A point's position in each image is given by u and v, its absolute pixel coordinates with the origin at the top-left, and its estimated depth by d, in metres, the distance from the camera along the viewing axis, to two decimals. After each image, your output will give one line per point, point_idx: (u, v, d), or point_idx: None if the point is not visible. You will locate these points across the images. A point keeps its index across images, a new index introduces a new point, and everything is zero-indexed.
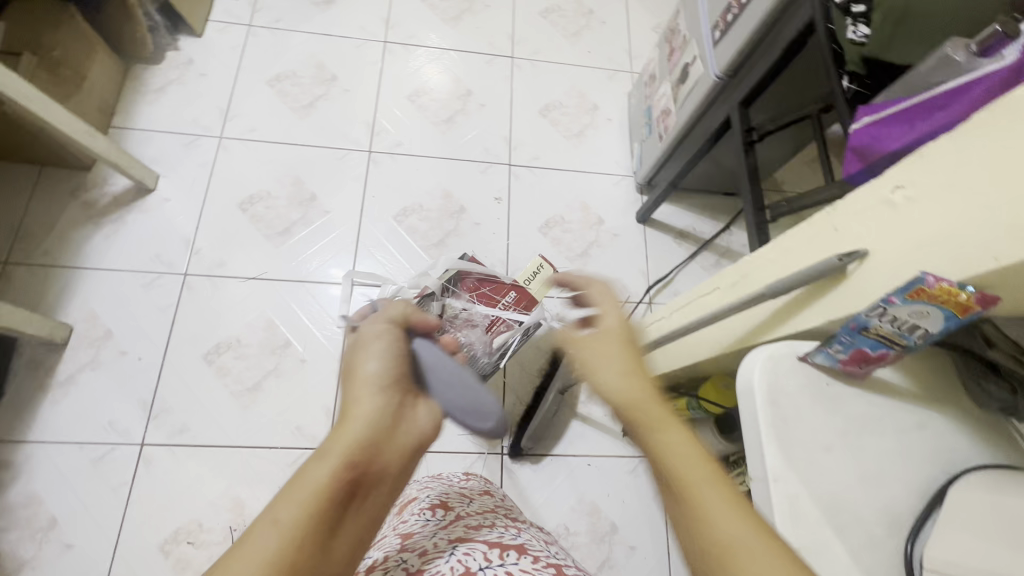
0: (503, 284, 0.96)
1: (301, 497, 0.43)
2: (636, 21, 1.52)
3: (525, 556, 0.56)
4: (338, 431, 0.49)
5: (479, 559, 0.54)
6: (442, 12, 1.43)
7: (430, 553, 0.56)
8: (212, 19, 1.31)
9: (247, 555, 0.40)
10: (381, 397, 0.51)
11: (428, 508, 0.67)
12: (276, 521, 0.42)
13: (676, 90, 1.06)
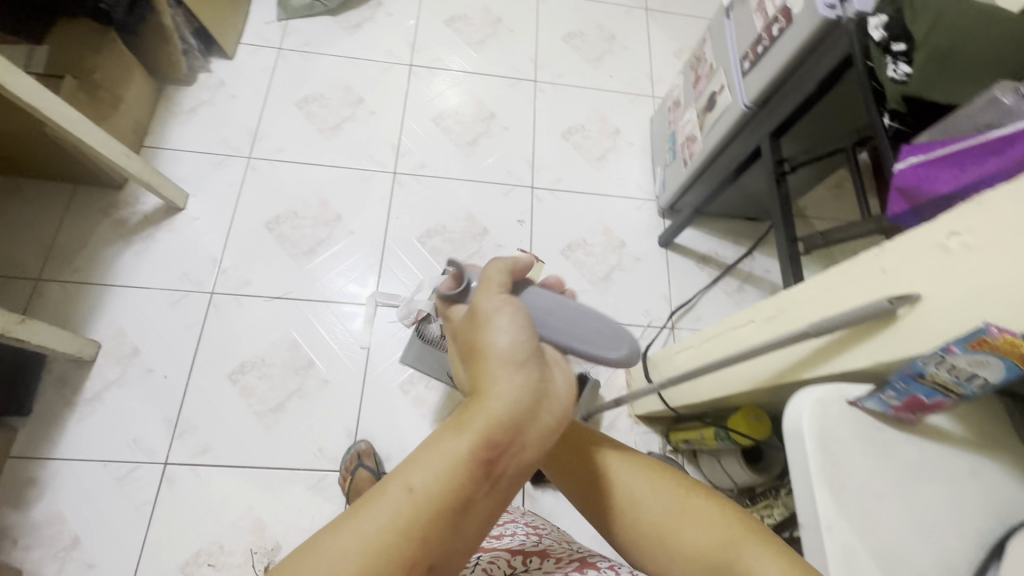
0: None
1: (424, 472, 0.36)
2: (657, 46, 1.54)
3: (548, 559, 0.54)
4: (475, 399, 0.39)
5: (501, 563, 0.52)
6: (467, 37, 1.46)
7: None
8: (244, 43, 1.34)
9: (375, 511, 0.35)
10: (519, 369, 0.40)
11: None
12: (396, 497, 0.35)
13: (702, 117, 1.07)
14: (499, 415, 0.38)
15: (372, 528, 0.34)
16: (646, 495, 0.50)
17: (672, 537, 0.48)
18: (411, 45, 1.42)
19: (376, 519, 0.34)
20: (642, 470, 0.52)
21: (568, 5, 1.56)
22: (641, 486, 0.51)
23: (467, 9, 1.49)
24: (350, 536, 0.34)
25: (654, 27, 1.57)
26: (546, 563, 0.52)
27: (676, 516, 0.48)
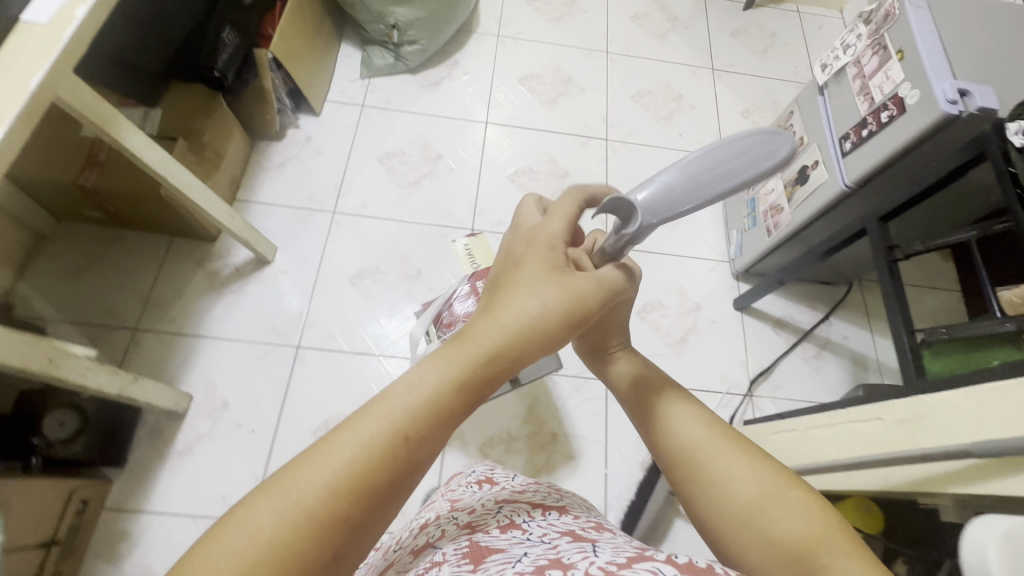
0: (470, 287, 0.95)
1: (410, 406, 0.38)
2: (725, 107, 1.56)
3: (566, 515, 0.57)
4: (476, 342, 0.41)
5: (524, 514, 0.56)
6: (540, 95, 1.50)
7: (479, 511, 0.58)
8: (329, 99, 1.40)
9: (359, 430, 0.36)
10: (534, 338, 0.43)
11: (474, 483, 0.70)
12: (385, 425, 0.37)
13: (789, 189, 1.07)
14: (491, 366, 0.41)
15: (357, 449, 0.36)
16: (734, 470, 0.45)
17: (762, 521, 0.43)
18: (487, 103, 1.46)
19: (363, 439, 0.36)
20: (736, 447, 0.47)
21: (636, 65, 1.59)
22: (728, 461, 0.46)
23: (539, 69, 1.54)
24: (332, 456, 0.35)
25: (720, 87, 1.60)
26: (564, 517, 0.56)
27: (772, 498, 0.43)
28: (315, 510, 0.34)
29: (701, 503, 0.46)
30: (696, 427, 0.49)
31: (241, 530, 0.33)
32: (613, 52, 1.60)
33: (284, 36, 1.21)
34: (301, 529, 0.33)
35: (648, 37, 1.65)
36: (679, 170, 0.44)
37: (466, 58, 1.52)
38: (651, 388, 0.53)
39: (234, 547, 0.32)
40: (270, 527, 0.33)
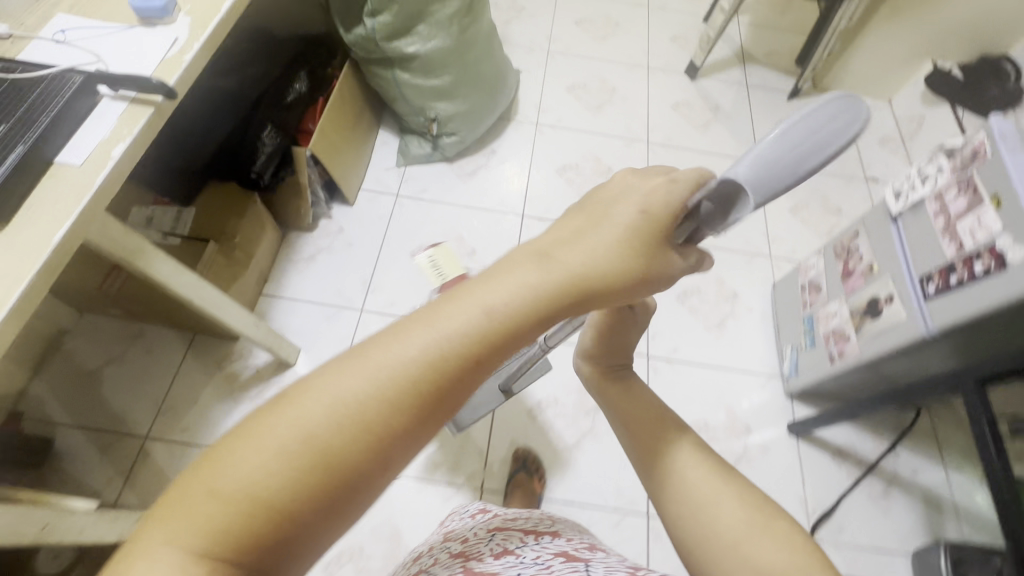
0: None
1: (480, 320, 0.33)
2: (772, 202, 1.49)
3: (558, 538, 0.63)
4: (554, 255, 0.37)
5: (515, 542, 0.62)
6: (579, 187, 1.45)
7: (472, 540, 0.66)
8: (363, 187, 1.37)
9: (419, 341, 0.33)
10: (616, 271, 0.37)
11: (469, 512, 0.81)
12: (444, 338, 0.33)
13: (858, 319, 0.97)
14: (573, 285, 0.36)
15: (419, 358, 0.32)
16: (720, 496, 0.42)
17: (745, 548, 0.39)
18: (524, 194, 1.42)
19: (423, 349, 0.33)
20: (729, 485, 0.43)
21: (677, 157, 1.55)
22: (722, 494, 0.42)
23: (578, 159, 1.50)
24: (388, 366, 0.32)
25: None
26: (558, 540, 0.62)
27: (761, 534, 0.40)
28: (369, 418, 0.31)
29: (684, 524, 0.43)
30: (692, 460, 0.45)
31: (288, 426, 0.30)
32: (654, 143, 1.57)
33: (326, 130, 1.20)
34: (354, 435, 0.31)
35: (690, 127, 1.61)
36: (779, 140, 0.37)
37: (504, 147, 1.49)
38: (649, 413, 0.51)
39: (283, 445, 0.30)
40: (321, 430, 0.30)
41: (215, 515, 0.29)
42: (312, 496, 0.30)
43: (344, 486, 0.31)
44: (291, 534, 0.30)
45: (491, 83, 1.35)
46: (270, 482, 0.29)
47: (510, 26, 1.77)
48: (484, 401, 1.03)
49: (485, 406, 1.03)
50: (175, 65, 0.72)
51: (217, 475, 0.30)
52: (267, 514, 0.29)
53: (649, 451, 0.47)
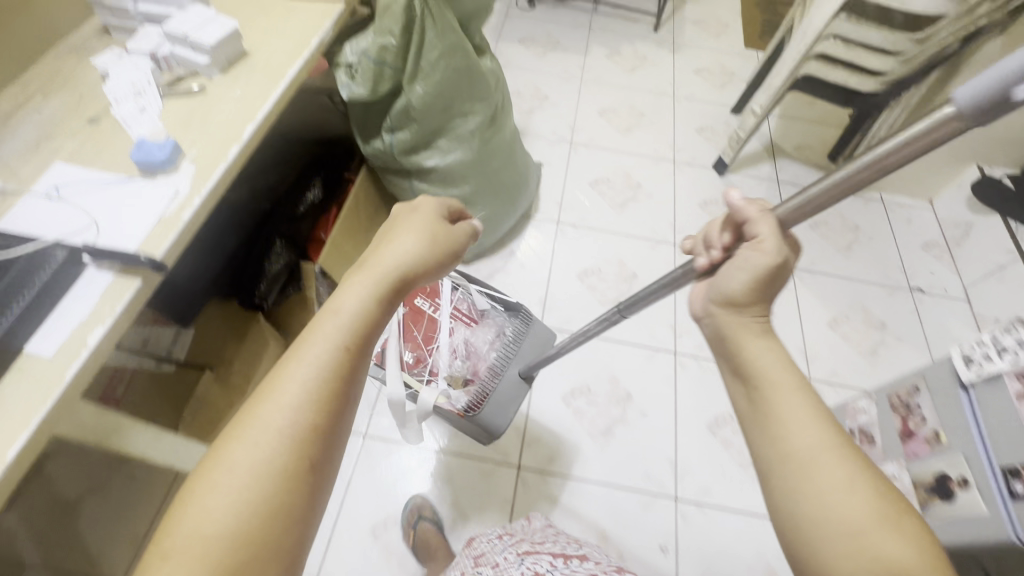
0: (423, 318, 1.11)
1: (333, 338, 0.48)
2: (810, 314, 1.39)
3: (587, 562, 0.74)
4: (369, 267, 0.55)
5: (545, 565, 0.72)
6: (602, 294, 1.37)
7: (503, 564, 0.76)
8: None
9: (300, 361, 0.47)
10: (418, 262, 0.57)
11: (494, 536, 0.89)
12: (312, 362, 0.47)
13: (925, 495, 0.84)
14: (391, 280, 0.54)
15: (301, 381, 0.46)
16: (845, 484, 0.43)
17: (868, 537, 0.41)
18: (543, 302, 1.34)
19: (298, 376, 0.46)
20: (848, 466, 0.44)
21: None
22: (838, 479, 0.43)
23: (601, 263, 1.43)
24: (286, 390, 0.46)
25: (803, 290, 1.43)
26: (586, 564, 0.73)
27: (877, 525, 0.41)
28: (281, 438, 0.44)
29: (797, 501, 0.44)
30: (808, 432, 0.46)
31: (232, 465, 0.43)
32: (680, 244, 1.49)
33: (336, 243, 1.14)
34: (277, 451, 0.44)
35: None
36: None
37: (523, 248, 1.43)
38: (776, 380, 0.49)
39: (224, 483, 0.42)
40: (256, 458, 0.43)
41: (187, 560, 0.39)
42: (265, 510, 0.42)
43: (284, 493, 0.43)
44: (273, 533, 0.42)
45: (512, 187, 1.30)
46: (238, 506, 0.42)
47: (532, 117, 1.74)
48: (511, 397, 1.09)
49: (513, 403, 1.09)
50: (171, 225, 0.67)
51: (184, 536, 0.40)
52: (244, 530, 0.41)
53: (767, 423, 0.47)
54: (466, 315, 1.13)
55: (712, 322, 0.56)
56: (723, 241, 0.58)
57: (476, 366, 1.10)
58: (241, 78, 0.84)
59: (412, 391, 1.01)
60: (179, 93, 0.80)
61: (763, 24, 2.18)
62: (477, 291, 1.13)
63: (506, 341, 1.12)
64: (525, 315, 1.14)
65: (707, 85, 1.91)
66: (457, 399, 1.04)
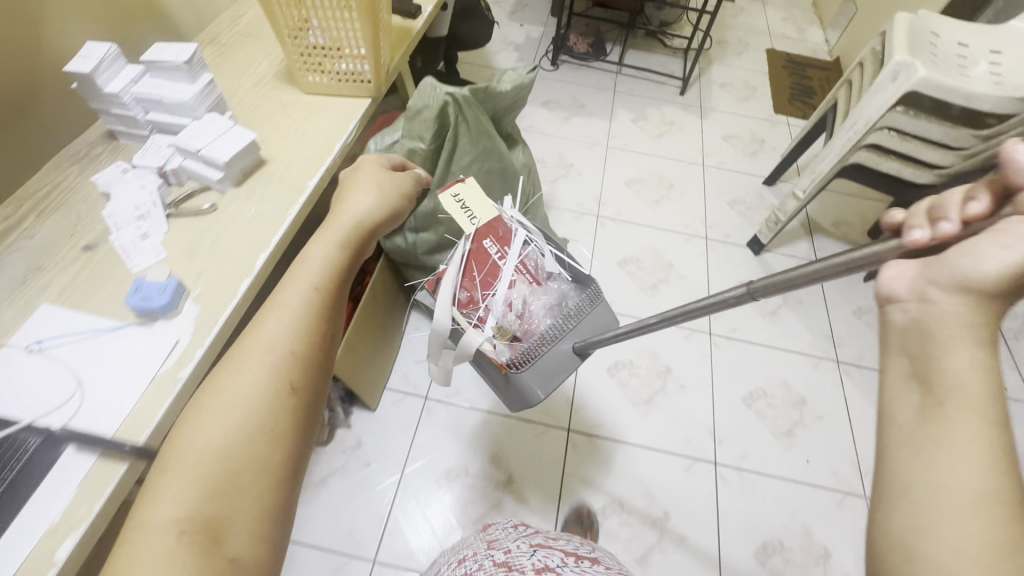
0: (483, 249, 0.85)
1: (310, 280, 0.51)
2: (860, 418, 1.28)
3: (596, 564, 0.73)
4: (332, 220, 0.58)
5: (556, 560, 0.71)
6: (634, 392, 1.27)
7: (515, 553, 0.73)
8: (389, 387, 1.22)
9: (280, 301, 0.50)
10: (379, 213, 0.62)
11: (511, 527, 0.85)
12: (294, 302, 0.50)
13: None
14: (354, 231, 0.59)
15: (282, 316, 0.49)
16: (994, 546, 0.30)
17: None
18: (570, 400, 1.24)
19: (280, 315, 0.49)
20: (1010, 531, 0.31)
21: (744, 352, 1.36)
22: (984, 534, 0.30)
23: (632, 354, 1.33)
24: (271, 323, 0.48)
25: (850, 388, 1.33)
26: (595, 565, 0.72)
27: None
28: (267, 365, 0.46)
29: (909, 530, 0.32)
30: (973, 470, 0.32)
31: (223, 394, 0.45)
32: (716, 333, 1.38)
33: (350, 344, 1.05)
34: (265, 375, 0.46)
35: (757, 315, 1.43)
36: None
37: None
38: (972, 398, 0.34)
39: (218, 410, 0.44)
40: (246, 385, 0.45)
41: (185, 479, 0.41)
42: (259, 427, 0.44)
43: (274, 413, 0.45)
44: (268, 449, 0.44)
45: None
46: (233, 430, 0.43)
47: (557, 187, 1.67)
48: (554, 366, 0.86)
49: (559, 375, 0.86)
50: (167, 387, 0.58)
51: (181, 461, 0.42)
52: (239, 447, 0.43)
53: (927, 439, 0.34)
54: (530, 273, 0.87)
55: (919, 309, 0.38)
56: (969, 211, 0.36)
57: (527, 326, 0.86)
58: (256, 192, 0.76)
59: (457, 327, 0.82)
60: (187, 212, 0.72)
61: (792, 89, 2.13)
62: (551, 255, 0.90)
63: (567, 312, 0.88)
64: (595, 294, 0.89)
65: (737, 154, 1.84)
66: (501, 350, 0.83)
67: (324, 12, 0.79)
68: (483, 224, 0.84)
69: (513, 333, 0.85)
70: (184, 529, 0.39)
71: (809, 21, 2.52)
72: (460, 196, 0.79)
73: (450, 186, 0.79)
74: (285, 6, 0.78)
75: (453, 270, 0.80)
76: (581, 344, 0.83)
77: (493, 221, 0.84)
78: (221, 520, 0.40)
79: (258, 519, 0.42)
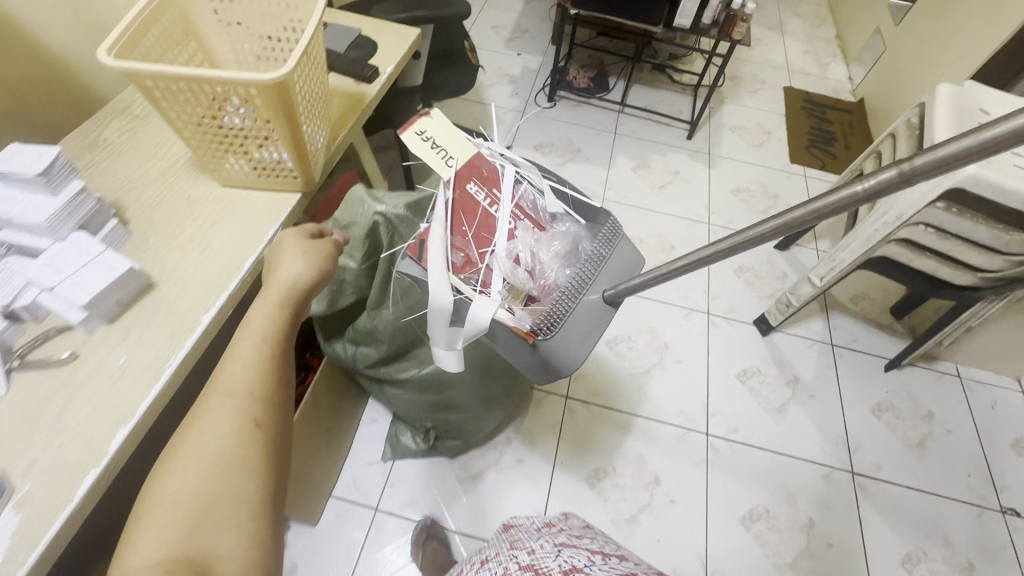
0: (465, 196, 0.61)
1: (259, 328, 0.52)
2: (877, 545, 1.11)
3: (621, 563, 0.65)
4: (269, 284, 0.57)
5: (583, 560, 0.64)
6: (616, 508, 1.11)
7: (538, 554, 0.69)
8: (334, 496, 1.08)
9: (237, 346, 0.50)
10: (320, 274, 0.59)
11: (533, 527, 0.80)
12: (250, 345, 0.51)
13: None
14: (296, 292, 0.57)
15: (243, 358, 0.49)
16: None
17: None
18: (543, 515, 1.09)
19: (234, 359, 0.49)
20: None
21: (746, 459, 1.19)
22: None
23: (616, 460, 1.17)
24: (233, 363, 0.49)
25: (867, 507, 1.15)
26: (619, 563, 0.65)
27: None
28: (230, 404, 0.46)
29: None
30: None
31: (192, 437, 0.45)
32: (714, 434, 1.22)
33: None
34: (229, 414, 0.46)
35: (762, 412, 1.26)
36: None
37: (521, 434, 1.18)
38: None
39: (188, 455, 0.44)
40: (215, 424, 0.45)
41: (162, 522, 0.40)
42: (233, 461, 0.44)
43: (245, 449, 0.45)
44: (248, 482, 0.44)
45: (514, 385, 1.03)
46: (205, 468, 0.43)
47: None
48: (588, 336, 0.59)
49: (595, 335, 0.59)
50: None
51: (156, 507, 0.41)
52: (214, 483, 0.42)
53: None
54: (531, 216, 0.64)
55: None
56: None
57: (541, 284, 0.60)
58: (132, 332, 0.61)
59: (459, 298, 0.57)
60: (37, 364, 0.57)
61: (811, 133, 1.95)
62: (549, 188, 0.66)
63: (581, 258, 0.62)
64: (614, 226, 0.65)
65: (747, 211, 1.67)
66: (521, 316, 0.57)
67: (228, 107, 0.63)
68: (462, 167, 0.61)
69: (526, 293, 0.60)
70: (168, 570, 0.38)
71: (832, 55, 2.33)
72: (422, 128, 0.59)
73: (410, 123, 0.58)
74: (176, 105, 0.62)
75: (438, 223, 0.57)
76: (612, 291, 0.58)
77: (472, 158, 0.61)
78: (205, 555, 0.40)
79: (247, 548, 0.41)
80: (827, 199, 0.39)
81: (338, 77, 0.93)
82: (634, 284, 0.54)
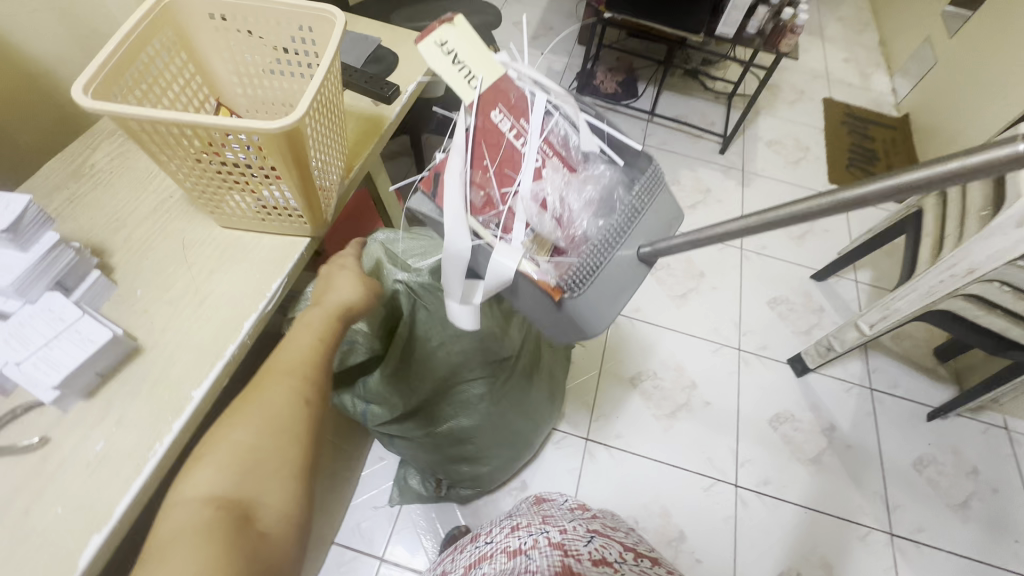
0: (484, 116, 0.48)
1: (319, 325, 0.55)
2: None
3: (650, 564, 0.67)
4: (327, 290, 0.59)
5: (615, 554, 0.64)
6: None
7: (570, 535, 0.67)
8: (337, 542, 1.01)
9: (299, 330, 0.54)
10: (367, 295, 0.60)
11: (568, 508, 0.78)
12: (308, 334, 0.54)
13: None
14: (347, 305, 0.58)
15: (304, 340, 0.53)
16: None
17: None
18: None
19: (295, 340, 0.53)
20: None
21: (777, 516, 1.11)
22: None
23: (638, 512, 1.09)
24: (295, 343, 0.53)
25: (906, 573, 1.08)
26: (649, 565, 0.65)
27: None
28: (288, 377, 0.50)
29: None
30: None
31: (254, 398, 0.48)
32: (744, 485, 1.14)
33: None
34: (285, 387, 0.49)
35: (796, 462, 1.18)
36: None
37: (538, 479, 1.11)
38: None
39: (247, 411, 0.47)
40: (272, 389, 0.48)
41: (216, 465, 0.44)
42: (283, 427, 0.47)
43: (295, 417, 0.48)
44: (292, 447, 0.47)
45: (535, 436, 0.95)
46: (260, 426, 0.46)
47: None
48: (619, 293, 0.47)
49: (624, 295, 0.47)
50: None
51: (215, 450, 0.45)
52: (263, 441, 0.46)
53: None
54: (561, 154, 0.50)
55: None
56: None
57: (569, 234, 0.48)
58: (113, 410, 0.53)
59: (478, 244, 0.47)
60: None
61: (851, 151, 1.83)
62: (587, 122, 0.52)
63: (617, 201, 0.49)
64: (656, 174, 0.50)
65: (782, 236, 1.56)
66: (546, 268, 0.46)
67: (227, 150, 0.53)
68: (486, 90, 0.48)
69: (552, 245, 0.48)
70: (218, 505, 0.41)
71: (875, 64, 2.19)
72: (444, 39, 0.45)
73: (427, 30, 0.44)
74: (170, 146, 0.53)
75: (455, 154, 0.47)
76: (648, 248, 0.46)
77: (500, 79, 0.48)
78: (249, 501, 0.43)
79: (284, 501, 0.44)
80: (958, 159, 0.26)
81: (353, 96, 0.83)
82: (671, 245, 0.41)
